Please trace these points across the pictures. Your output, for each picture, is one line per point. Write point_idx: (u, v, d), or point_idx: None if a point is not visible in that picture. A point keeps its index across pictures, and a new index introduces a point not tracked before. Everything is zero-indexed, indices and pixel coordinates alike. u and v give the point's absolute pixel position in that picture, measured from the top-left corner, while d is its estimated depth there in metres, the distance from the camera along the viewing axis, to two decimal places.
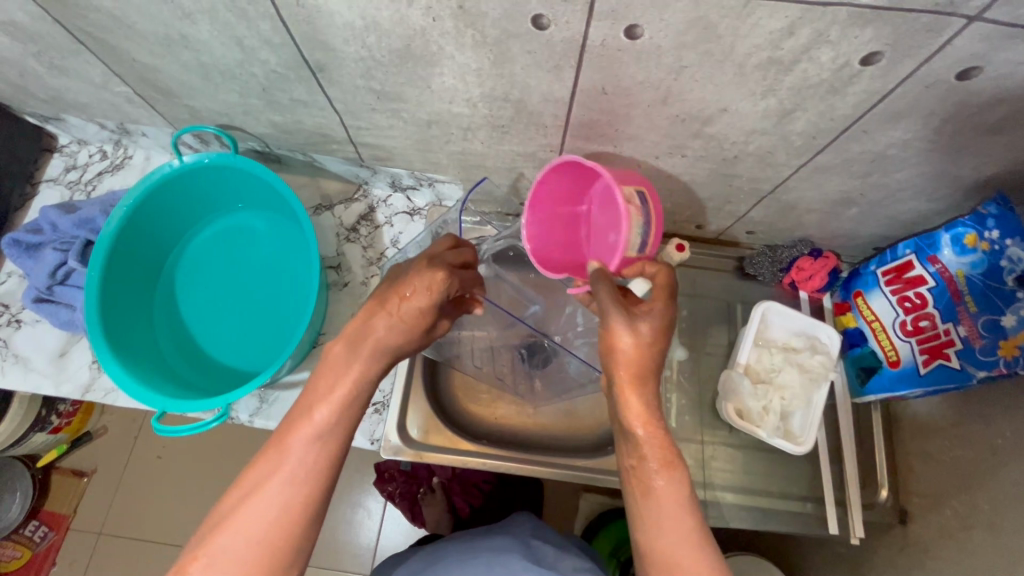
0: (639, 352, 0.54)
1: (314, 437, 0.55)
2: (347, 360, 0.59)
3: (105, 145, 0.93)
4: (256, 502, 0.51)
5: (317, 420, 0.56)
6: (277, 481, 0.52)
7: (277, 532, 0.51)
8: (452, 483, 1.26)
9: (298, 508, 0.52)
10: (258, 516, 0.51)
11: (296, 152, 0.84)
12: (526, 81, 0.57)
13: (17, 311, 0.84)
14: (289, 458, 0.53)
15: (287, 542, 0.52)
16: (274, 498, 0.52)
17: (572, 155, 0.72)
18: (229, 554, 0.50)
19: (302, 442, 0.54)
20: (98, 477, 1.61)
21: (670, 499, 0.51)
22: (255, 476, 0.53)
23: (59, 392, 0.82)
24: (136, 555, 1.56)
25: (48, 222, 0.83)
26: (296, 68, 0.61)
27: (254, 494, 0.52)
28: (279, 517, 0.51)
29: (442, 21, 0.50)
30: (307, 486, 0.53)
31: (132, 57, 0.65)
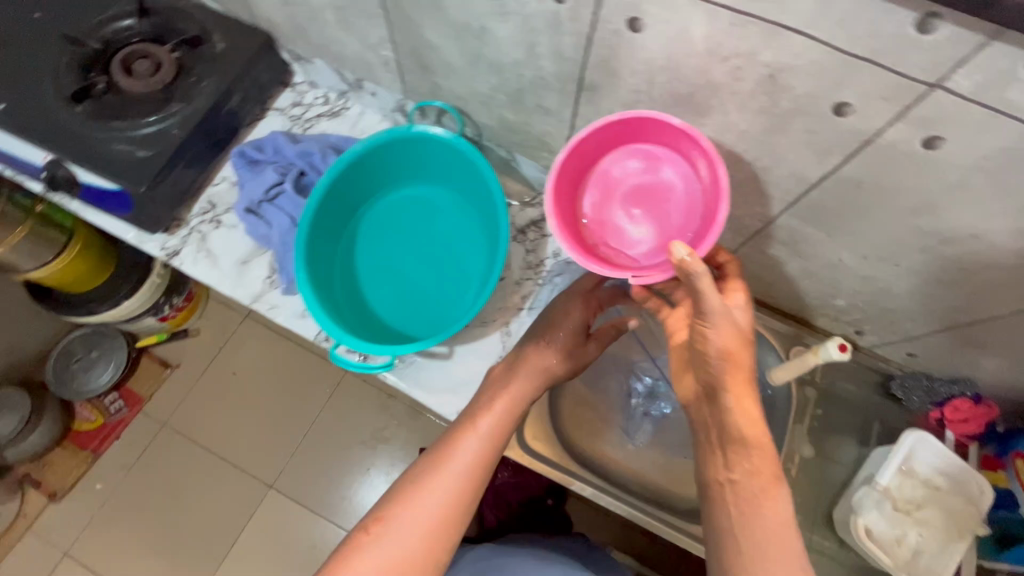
0: (737, 342, 0.54)
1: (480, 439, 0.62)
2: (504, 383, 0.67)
3: (330, 92, 1.03)
4: (427, 488, 0.58)
5: (480, 422, 0.63)
6: (442, 476, 0.59)
7: (440, 518, 0.57)
8: (487, 494, 1.32)
9: (459, 499, 0.58)
10: (428, 501, 0.57)
11: (502, 147, 0.90)
12: (784, 154, 0.59)
13: (220, 213, 0.94)
14: (459, 453, 0.61)
15: (447, 530, 0.57)
16: (441, 484, 0.58)
17: (776, 229, 0.73)
18: (402, 529, 0.56)
19: (471, 440, 0.62)
20: (179, 372, 1.71)
21: (775, 502, 0.51)
22: (428, 464, 0.60)
23: (234, 294, 0.90)
24: (185, 458, 1.62)
25: (273, 145, 0.92)
26: (566, 82, 0.66)
27: (426, 479, 0.59)
28: (444, 505, 0.57)
29: (743, 82, 0.53)
30: (467, 480, 0.59)
31: (420, 33, 0.72)
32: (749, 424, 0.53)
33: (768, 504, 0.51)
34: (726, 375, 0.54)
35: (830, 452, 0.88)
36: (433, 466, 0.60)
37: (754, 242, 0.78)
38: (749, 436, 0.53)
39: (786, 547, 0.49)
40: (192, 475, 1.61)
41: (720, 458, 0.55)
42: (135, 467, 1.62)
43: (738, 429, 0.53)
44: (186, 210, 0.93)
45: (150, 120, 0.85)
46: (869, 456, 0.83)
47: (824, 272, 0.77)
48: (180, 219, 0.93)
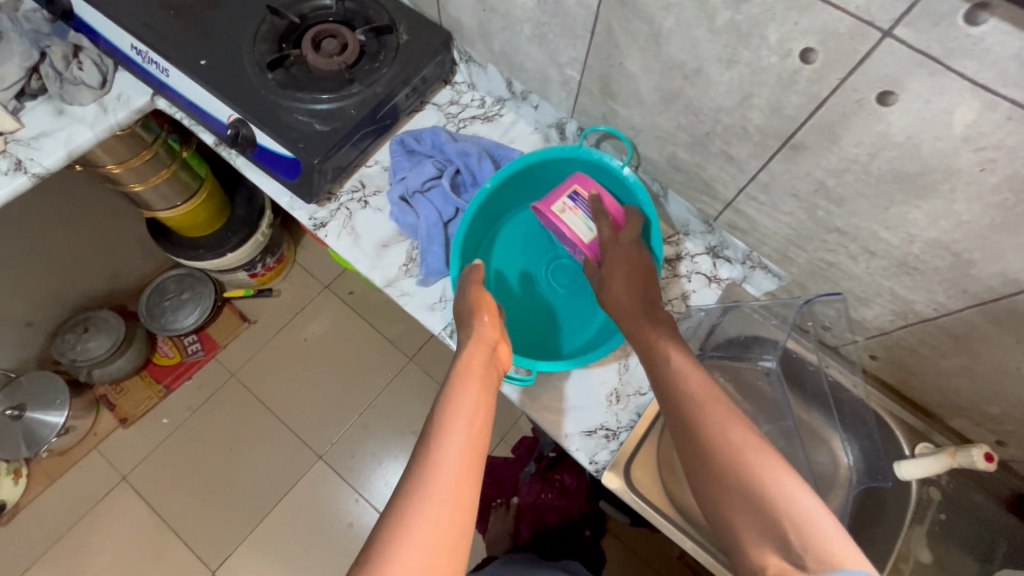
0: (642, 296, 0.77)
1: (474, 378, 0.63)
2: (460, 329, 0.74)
3: (487, 97, 1.05)
4: (448, 437, 0.55)
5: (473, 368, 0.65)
6: (458, 413, 0.57)
7: (468, 459, 0.53)
8: (527, 510, 1.38)
9: (479, 436, 0.56)
10: (456, 444, 0.54)
11: (656, 182, 0.90)
12: (1002, 253, 0.57)
13: (368, 194, 0.97)
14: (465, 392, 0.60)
15: (478, 475, 0.53)
16: (464, 424, 0.56)
17: (949, 322, 0.70)
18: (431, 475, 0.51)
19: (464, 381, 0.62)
20: (256, 327, 1.75)
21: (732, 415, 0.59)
22: (434, 425, 0.56)
23: (369, 274, 0.93)
24: (244, 411, 1.66)
25: (435, 141, 0.96)
26: (769, 136, 0.66)
27: (443, 432, 0.55)
28: (465, 443, 0.55)
29: (989, 175, 0.51)
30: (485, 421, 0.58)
31: (622, 62, 0.73)
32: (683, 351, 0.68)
33: (691, 388, 0.62)
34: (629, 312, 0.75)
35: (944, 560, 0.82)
36: (446, 422, 0.56)
37: (915, 328, 0.75)
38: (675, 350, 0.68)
39: (743, 435, 0.56)
40: (254, 430, 1.64)
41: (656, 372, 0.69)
42: (200, 410, 1.65)
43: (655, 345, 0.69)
44: (339, 185, 0.97)
45: (327, 98, 0.89)
46: None
47: (988, 374, 0.73)
48: (332, 193, 0.97)
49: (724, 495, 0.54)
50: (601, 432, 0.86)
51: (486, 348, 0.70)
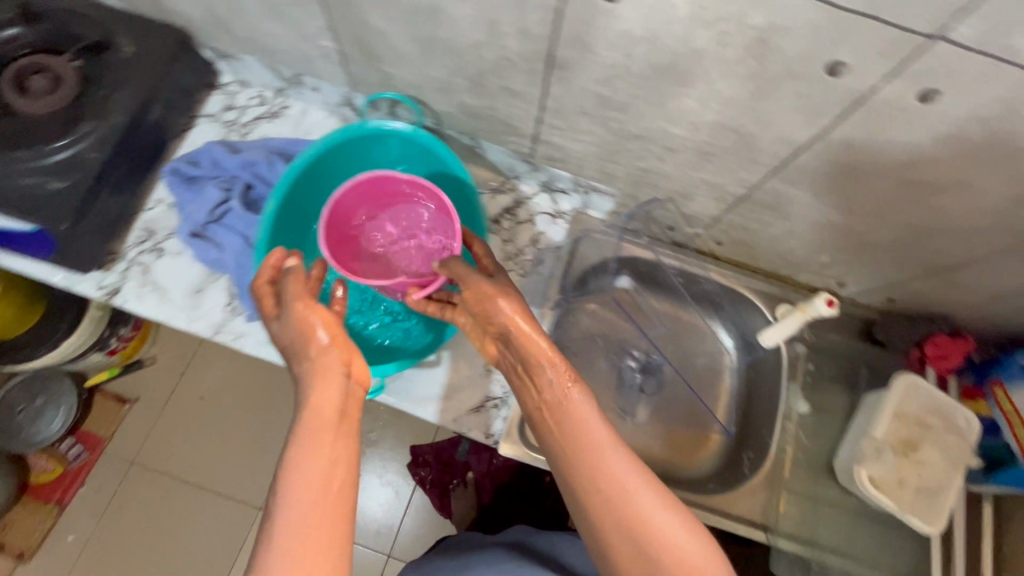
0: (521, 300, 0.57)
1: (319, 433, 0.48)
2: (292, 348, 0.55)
3: (265, 90, 0.93)
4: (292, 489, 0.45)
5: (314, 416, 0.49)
6: (304, 458, 0.46)
7: (323, 506, 0.45)
8: (485, 480, 1.24)
9: (337, 478, 0.46)
10: (303, 500, 0.44)
11: (465, 135, 0.84)
12: (772, 119, 0.57)
13: (161, 239, 0.84)
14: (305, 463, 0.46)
15: (340, 537, 0.44)
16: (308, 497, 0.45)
17: (760, 194, 0.71)
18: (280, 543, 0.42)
19: (304, 442, 0.47)
20: (141, 405, 1.44)
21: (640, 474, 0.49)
22: (280, 480, 0.46)
23: (190, 328, 0.82)
24: (161, 499, 1.38)
25: (210, 158, 0.83)
26: (534, 61, 0.61)
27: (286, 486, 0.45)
28: (315, 491, 0.45)
29: (728, 48, 0.50)
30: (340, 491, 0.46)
31: (364, 18, 0.65)
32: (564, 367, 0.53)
33: (582, 420, 0.52)
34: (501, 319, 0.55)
35: (823, 403, 0.89)
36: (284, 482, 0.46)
37: (737, 207, 0.76)
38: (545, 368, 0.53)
39: (620, 476, 0.48)
40: (178, 514, 1.38)
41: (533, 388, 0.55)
42: (106, 516, 1.37)
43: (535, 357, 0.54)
44: (121, 241, 0.83)
45: (61, 144, 0.74)
46: (862, 401, 0.84)
47: (809, 230, 0.76)
48: (114, 252, 0.83)
49: (610, 540, 0.48)
50: (491, 404, 0.83)
51: (337, 370, 0.52)
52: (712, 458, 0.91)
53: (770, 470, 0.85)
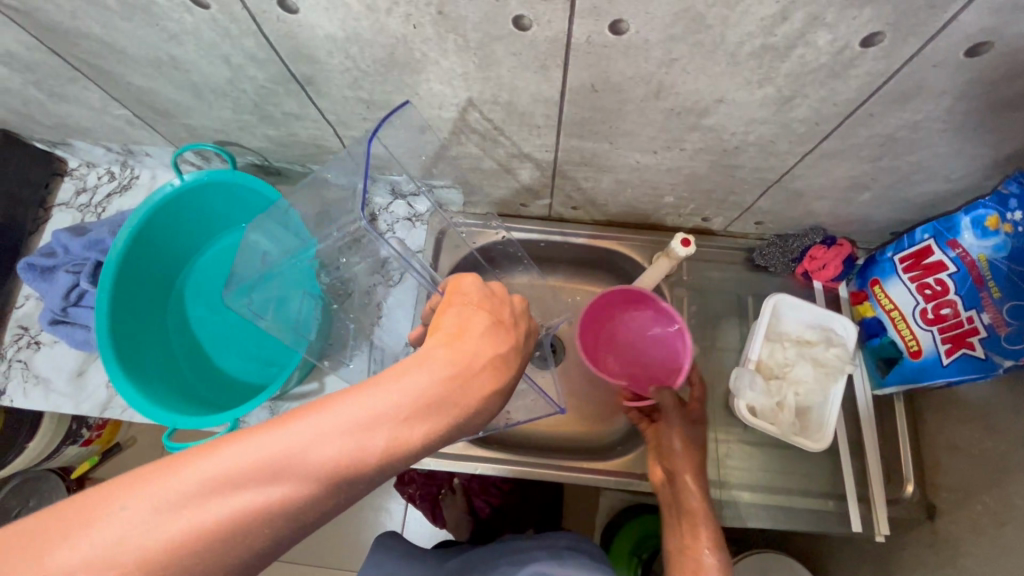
0: (694, 442, 0.77)
1: (202, 500, 0.33)
2: (400, 371, 0.42)
3: (112, 166, 0.94)
4: (213, 472, 0.33)
5: (217, 487, 0.33)
6: (274, 478, 0.35)
7: (226, 518, 0.33)
8: (472, 483, 1.20)
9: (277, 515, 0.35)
10: (225, 492, 0.33)
11: (295, 164, 0.84)
12: (514, 83, 0.56)
13: (36, 334, 0.87)
14: (127, 505, 0.32)
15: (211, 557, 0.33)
16: (225, 488, 0.33)
17: (568, 154, 0.70)
18: (168, 507, 0.32)
19: (172, 498, 0.32)
20: None
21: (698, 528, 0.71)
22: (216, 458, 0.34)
23: (79, 411, 0.84)
24: None
25: (60, 245, 0.84)
26: (284, 83, 0.61)
27: (214, 462, 0.34)
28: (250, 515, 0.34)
29: (423, 27, 0.49)
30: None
31: (127, 81, 0.66)
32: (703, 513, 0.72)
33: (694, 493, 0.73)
34: (681, 467, 0.74)
35: (718, 341, 0.88)
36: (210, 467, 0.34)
37: (560, 171, 0.75)
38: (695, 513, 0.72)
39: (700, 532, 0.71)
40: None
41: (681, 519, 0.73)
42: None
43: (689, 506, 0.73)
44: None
45: None
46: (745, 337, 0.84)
47: (635, 177, 0.74)
48: None
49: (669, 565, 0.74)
50: None
51: (371, 432, 0.38)
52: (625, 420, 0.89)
53: None
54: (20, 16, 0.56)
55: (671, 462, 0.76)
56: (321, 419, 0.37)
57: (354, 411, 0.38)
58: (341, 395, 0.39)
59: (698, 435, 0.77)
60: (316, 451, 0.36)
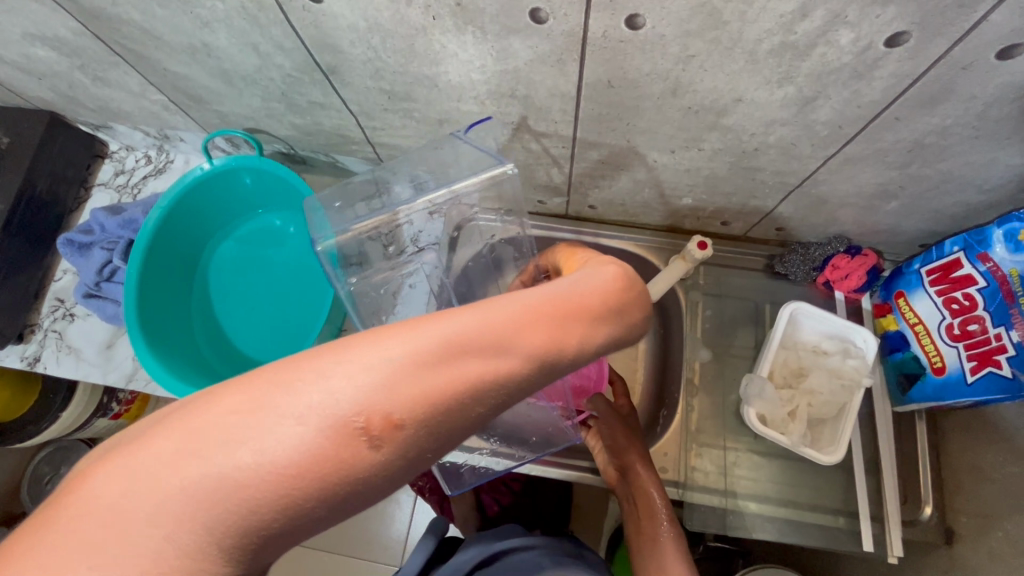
0: (630, 434, 0.78)
1: (416, 370, 0.29)
2: (581, 270, 0.37)
3: (149, 150, 0.98)
4: (420, 343, 0.29)
5: (459, 352, 0.30)
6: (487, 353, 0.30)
7: (438, 391, 0.29)
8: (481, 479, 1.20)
9: (483, 394, 0.30)
10: (438, 363, 0.29)
11: (319, 153, 0.86)
12: (531, 77, 0.56)
13: (71, 306, 0.91)
14: (392, 358, 0.28)
15: (415, 433, 0.29)
16: (438, 361, 0.29)
17: (585, 151, 0.70)
18: (380, 374, 0.28)
19: (426, 355, 0.29)
20: None
21: (656, 517, 0.71)
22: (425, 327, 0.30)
23: (106, 381, 0.87)
24: None
25: (97, 223, 0.89)
26: (309, 71, 0.62)
27: (423, 331, 0.30)
28: (457, 392, 0.29)
29: (442, 19, 0.50)
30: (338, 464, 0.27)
31: (164, 67, 0.69)
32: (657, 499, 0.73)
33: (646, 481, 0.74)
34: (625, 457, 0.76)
35: (732, 347, 0.86)
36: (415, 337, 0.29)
37: (578, 168, 0.75)
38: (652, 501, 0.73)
39: (657, 520, 0.71)
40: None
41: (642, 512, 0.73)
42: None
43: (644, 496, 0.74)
44: (36, 314, 0.91)
45: None
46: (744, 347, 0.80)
47: (653, 176, 0.73)
48: (33, 323, 0.90)
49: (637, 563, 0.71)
50: None
51: (579, 324, 0.33)
52: None
53: (682, 424, 0.83)
54: (68, 2, 0.60)
55: (620, 455, 0.77)
56: (543, 297, 0.33)
57: (570, 293, 0.34)
58: (552, 283, 0.35)
59: (635, 426, 0.80)
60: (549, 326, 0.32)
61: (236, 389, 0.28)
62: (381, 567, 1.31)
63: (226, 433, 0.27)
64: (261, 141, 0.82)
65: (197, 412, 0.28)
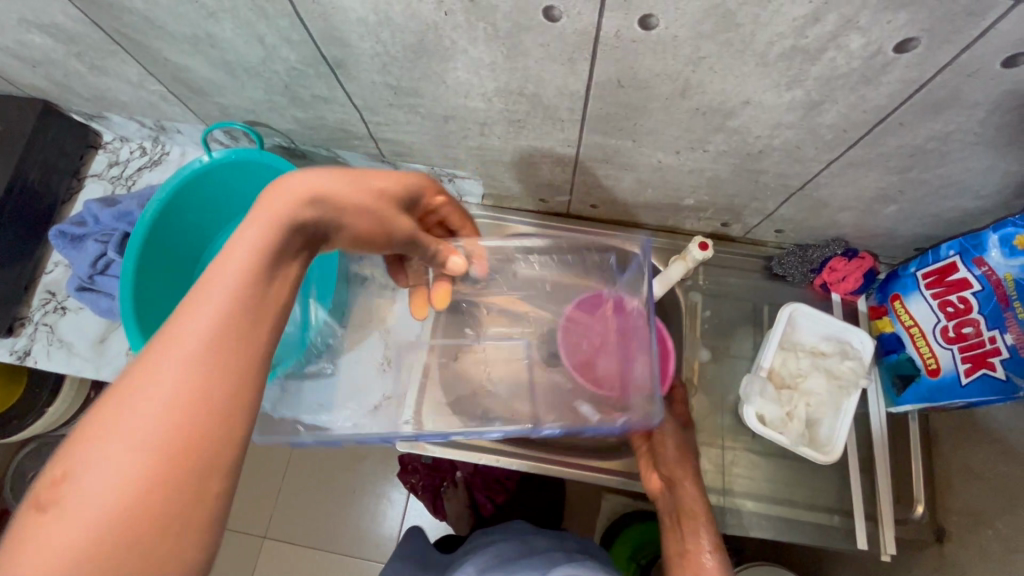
0: (687, 445, 0.75)
1: (179, 390, 0.31)
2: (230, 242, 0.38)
3: (144, 141, 0.97)
4: (163, 368, 0.31)
5: (155, 352, 0.32)
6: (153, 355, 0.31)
7: (204, 392, 0.31)
8: (475, 478, 1.20)
9: (223, 381, 0.32)
10: (174, 371, 0.31)
11: (320, 147, 0.85)
12: (540, 75, 0.56)
13: (62, 299, 0.89)
14: (146, 385, 0.31)
15: (207, 419, 0.31)
16: (186, 369, 0.31)
17: (590, 150, 0.70)
18: (144, 402, 0.30)
19: (189, 362, 0.32)
20: None
21: (698, 537, 0.68)
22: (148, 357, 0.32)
23: (99, 376, 0.86)
24: None
25: (91, 216, 0.88)
26: (315, 65, 0.62)
27: (153, 360, 0.32)
28: (211, 384, 0.32)
29: (454, 14, 0.50)
30: (204, 430, 0.31)
31: (164, 57, 0.67)
32: (705, 517, 0.69)
33: (691, 498, 0.71)
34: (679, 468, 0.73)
35: (730, 348, 0.87)
36: (152, 367, 0.31)
37: (582, 167, 0.75)
38: (698, 518, 0.69)
39: (700, 541, 0.67)
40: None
41: (683, 528, 0.69)
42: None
43: (693, 512, 0.70)
44: (27, 307, 0.89)
45: None
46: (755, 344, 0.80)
47: (657, 177, 0.74)
48: (23, 316, 0.88)
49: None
50: (387, 401, 0.85)
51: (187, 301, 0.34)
52: None
53: None
54: None
55: (669, 468, 0.74)
56: (220, 286, 0.35)
57: (225, 255, 0.37)
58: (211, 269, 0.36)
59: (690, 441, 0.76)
60: (242, 292, 0.35)
61: (36, 496, 0.28)
62: (374, 565, 1.30)
63: (43, 512, 0.28)
64: (261, 135, 0.81)
65: (22, 530, 0.28)
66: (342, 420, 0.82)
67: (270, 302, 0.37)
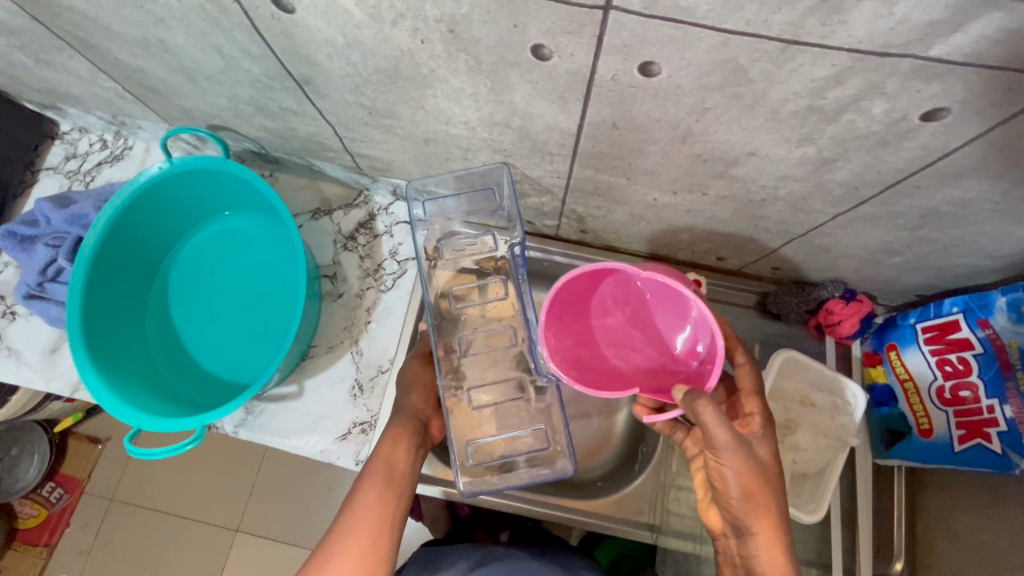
0: (758, 482, 0.54)
1: (388, 492, 0.61)
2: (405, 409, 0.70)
3: (105, 134, 0.89)
4: (378, 475, 0.62)
5: (370, 474, 0.62)
6: (373, 477, 0.61)
7: (384, 512, 0.59)
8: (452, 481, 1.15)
9: (390, 509, 0.60)
10: (386, 484, 0.61)
11: (293, 155, 0.80)
12: (528, 110, 0.51)
13: (12, 303, 0.83)
14: (381, 474, 0.62)
15: (388, 532, 0.59)
16: (384, 486, 0.61)
17: (581, 183, 0.65)
18: (372, 497, 0.60)
19: (391, 475, 0.62)
20: (113, 446, 1.40)
21: None
22: (365, 472, 0.62)
23: (49, 388, 0.81)
24: (141, 533, 1.36)
25: (42, 215, 0.81)
26: (281, 79, 0.56)
27: (374, 470, 0.62)
28: (388, 499, 0.60)
29: (432, 43, 0.44)
30: (384, 527, 0.58)
31: (115, 57, 0.61)
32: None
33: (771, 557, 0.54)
34: (746, 515, 0.55)
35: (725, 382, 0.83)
36: (380, 469, 0.62)
37: (573, 198, 0.70)
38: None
39: None
40: (158, 549, 1.35)
41: None
42: (93, 554, 1.35)
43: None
44: None
45: None
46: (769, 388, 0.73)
47: (651, 213, 0.69)
48: None
49: None
50: (358, 428, 0.81)
51: (390, 448, 0.65)
52: (609, 457, 0.86)
53: (662, 463, 0.81)
54: None
55: (729, 510, 0.56)
56: (386, 457, 0.64)
57: (386, 449, 0.64)
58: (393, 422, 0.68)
59: (765, 468, 0.55)
60: (412, 448, 0.66)
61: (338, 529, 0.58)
62: None
63: (333, 541, 0.57)
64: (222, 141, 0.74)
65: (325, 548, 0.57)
66: (312, 444, 0.80)
67: (402, 463, 0.64)
